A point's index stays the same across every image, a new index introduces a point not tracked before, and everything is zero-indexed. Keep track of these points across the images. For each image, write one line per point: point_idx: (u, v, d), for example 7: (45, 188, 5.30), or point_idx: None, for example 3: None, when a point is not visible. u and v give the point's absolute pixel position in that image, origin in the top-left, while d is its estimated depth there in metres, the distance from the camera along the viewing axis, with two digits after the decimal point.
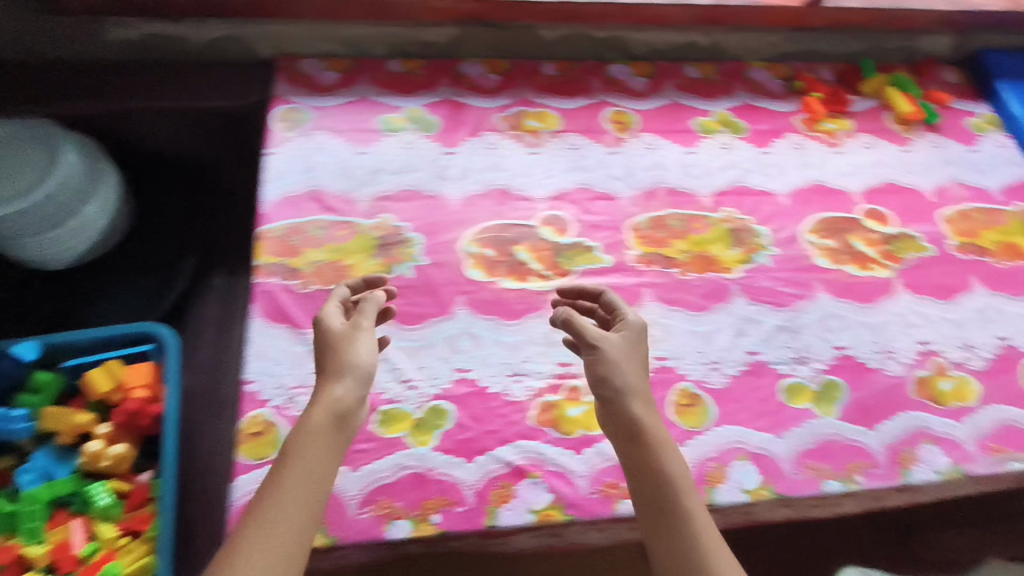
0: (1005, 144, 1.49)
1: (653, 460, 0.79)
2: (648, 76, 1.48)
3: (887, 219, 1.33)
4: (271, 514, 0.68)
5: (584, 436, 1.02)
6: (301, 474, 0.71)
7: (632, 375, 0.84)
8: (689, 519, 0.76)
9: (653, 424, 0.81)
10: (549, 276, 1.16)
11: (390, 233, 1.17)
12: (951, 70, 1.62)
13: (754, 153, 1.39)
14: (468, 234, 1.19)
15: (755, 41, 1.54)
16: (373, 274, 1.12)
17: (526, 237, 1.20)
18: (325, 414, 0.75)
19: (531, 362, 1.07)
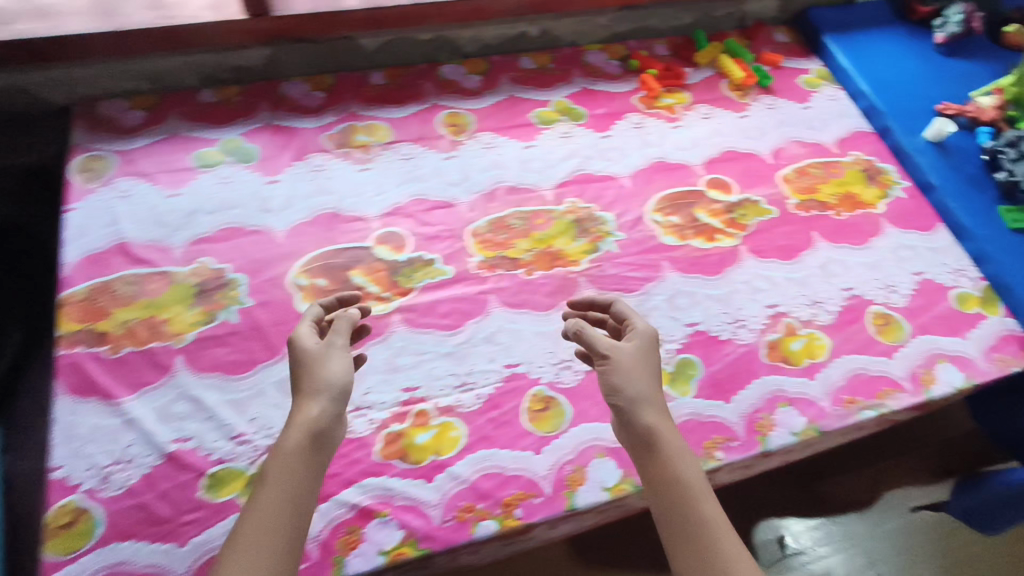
0: (835, 98, 1.55)
1: (669, 466, 0.77)
2: (481, 72, 1.45)
3: (728, 187, 1.36)
4: (240, 545, 0.67)
5: (434, 462, 0.97)
6: (275, 500, 0.70)
7: (642, 383, 0.82)
8: (705, 528, 0.72)
9: (665, 431, 0.79)
10: (388, 297, 1.11)
11: (210, 278, 1.09)
12: (782, 31, 1.66)
13: (594, 139, 1.39)
14: (297, 266, 1.13)
15: (588, 25, 1.51)
16: (193, 327, 1.04)
17: (360, 260, 1.15)
18: (299, 438, 0.75)
19: (373, 393, 1.02)
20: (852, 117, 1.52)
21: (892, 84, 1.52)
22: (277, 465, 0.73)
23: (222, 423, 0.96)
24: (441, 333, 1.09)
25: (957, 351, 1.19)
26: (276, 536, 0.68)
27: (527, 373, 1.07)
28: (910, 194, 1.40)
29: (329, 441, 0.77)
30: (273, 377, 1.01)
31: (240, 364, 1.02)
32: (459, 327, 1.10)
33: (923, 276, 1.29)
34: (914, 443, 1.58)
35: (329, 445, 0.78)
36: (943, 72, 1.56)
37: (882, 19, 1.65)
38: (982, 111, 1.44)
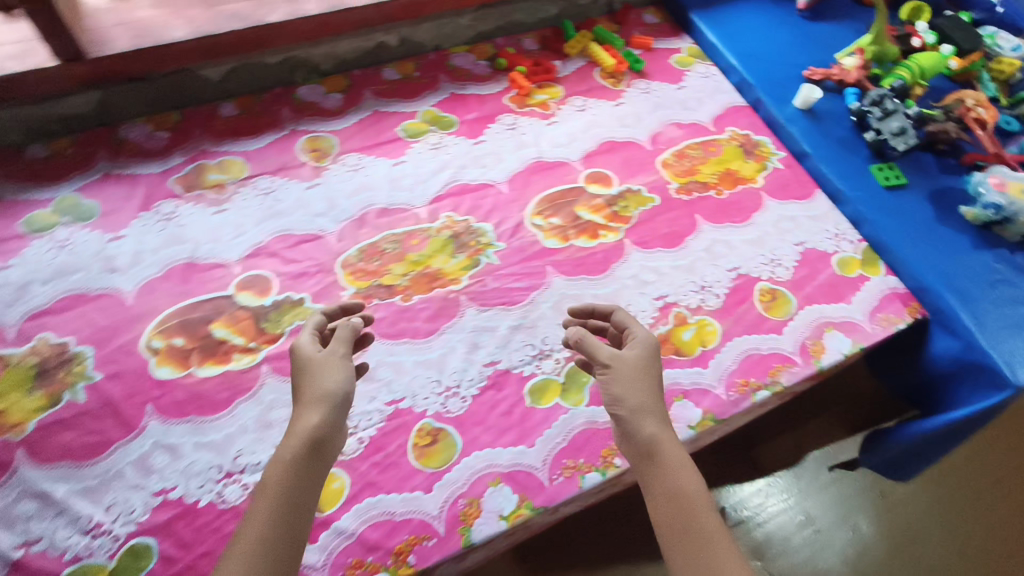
0: (707, 75, 1.54)
1: (670, 474, 0.76)
2: (342, 90, 1.37)
3: (608, 180, 1.33)
4: (236, 543, 0.66)
5: (317, 520, 0.90)
6: (273, 500, 0.69)
7: (641, 394, 0.83)
8: (704, 536, 0.71)
9: (666, 440, 0.79)
10: (254, 348, 1.04)
11: (51, 355, 1.00)
12: (650, 13, 1.64)
13: (466, 147, 1.34)
14: (150, 328, 1.04)
15: (449, 27, 1.44)
16: (32, 414, 0.94)
17: (221, 311, 1.07)
18: (299, 443, 0.74)
19: (245, 454, 0.94)
20: (725, 92, 1.52)
21: (760, 55, 1.52)
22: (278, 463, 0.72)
23: (75, 516, 0.87)
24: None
25: (843, 317, 1.21)
26: (271, 537, 0.67)
27: (412, 407, 1.02)
28: (787, 165, 1.42)
29: (329, 446, 0.77)
30: (130, 456, 0.93)
31: (92, 446, 0.93)
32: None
33: (805, 246, 1.30)
34: (836, 402, 1.59)
35: (329, 452, 0.77)
36: (809, 37, 1.57)
37: None
38: (846, 73, 1.46)
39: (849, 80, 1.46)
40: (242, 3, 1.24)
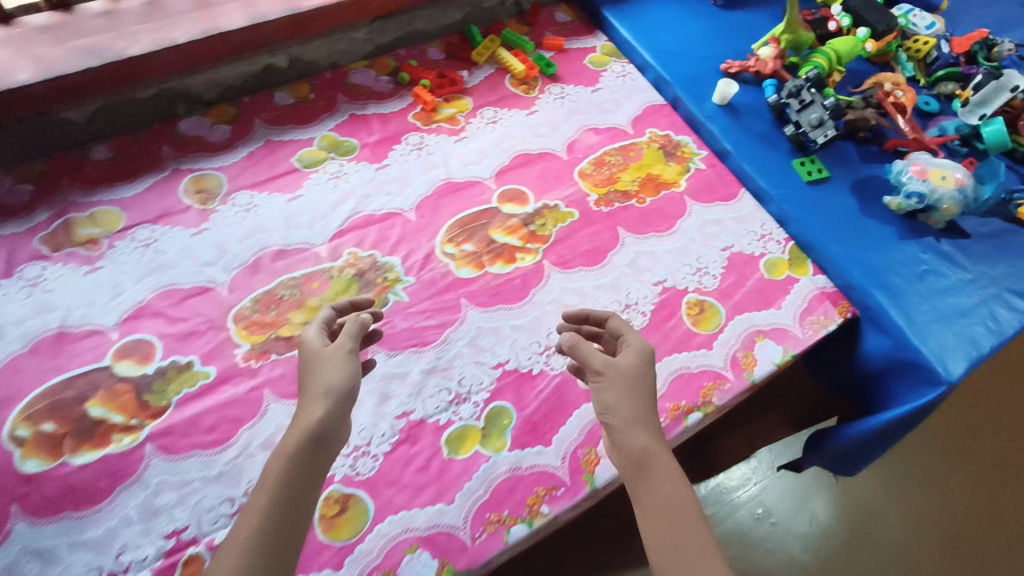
0: (624, 74, 1.47)
1: (660, 487, 0.76)
2: (229, 120, 1.26)
3: (524, 197, 1.25)
4: (235, 532, 0.69)
5: None
6: (274, 491, 0.72)
7: (634, 406, 0.82)
8: (690, 551, 0.70)
9: (658, 454, 0.78)
10: (137, 425, 0.94)
11: None
12: (561, 11, 1.56)
13: (368, 174, 1.24)
14: (14, 414, 0.93)
15: (344, 43, 1.33)
16: None
17: (97, 386, 0.96)
18: (302, 439, 0.76)
19: (129, 550, 0.85)
20: (642, 92, 1.45)
21: (676, 49, 1.46)
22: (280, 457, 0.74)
23: None
24: (207, 453, 0.93)
25: (773, 324, 1.17)
26: (269, 528, 0.69)
27: None
28: (709, 165, 1.36)
29: (333, 442, 0.78)
30: None
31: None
32: (229, 440, 0.95)
33: (732, 250, 1.26)
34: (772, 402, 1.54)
35: (334, 448, 0.79)
36: (725, 27, 1.52)
37: None
38: (763, 64, 1.41)
39: (767, 71, 1.41)
40: (100, 35, 1.11)
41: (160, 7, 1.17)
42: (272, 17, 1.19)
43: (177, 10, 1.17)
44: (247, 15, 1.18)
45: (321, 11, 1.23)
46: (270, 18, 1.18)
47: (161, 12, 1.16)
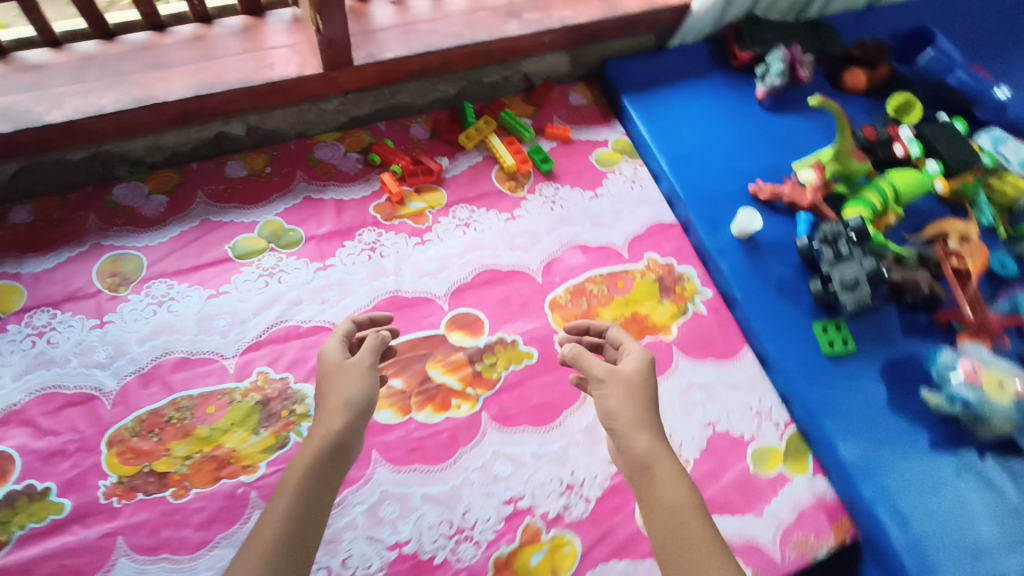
0: (633, 178, 1.26)
1: (663, 495, 0.71)
2: (169, 190, 1.13)
3: (478, 326, 1.07)
4: (254, 536, 0.69)
5: None
6: (292, 492, 0.72)
7: (639, 412, 0.78)
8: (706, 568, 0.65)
9: (664, 458, 0.74)
10: None
11: None
12: (576, 91, 1.35)
13: (305, 275, 1.09)
14: None
15: (312, 113, 1.18)
16: None
17: None
18: (318, 450, 0.77)
19: None
20: (651, 204, 1.24)
21: (699, 158, 1.24)
22: (298, 465, 0.75)
23: None
24: None
25: (744, 537, 0.94)
26: (286, 532, 0.69)
27: None
28: (712, 310, 1.14)
29: (347, 451, 0.79)
30: None
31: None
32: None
33: (716, 427, 1.03)
34: None
35: (348, 459, 0.79)
36: (765, 136, 1.28)
37: (698, 67, 1.36)
38: (799, 193, 1.17)
39: (803, 203, 1.17)
40: (20, 95, 0.98)
41: (97, 62, 1.03)
42: (218, 89, 1.02)
43: (115, 69, 1.02)
44: (191, 83, 1.02)
45: (278, 84, 1.05)
46: (216, 90, 1.02)
47: (97, 70, 1.02)
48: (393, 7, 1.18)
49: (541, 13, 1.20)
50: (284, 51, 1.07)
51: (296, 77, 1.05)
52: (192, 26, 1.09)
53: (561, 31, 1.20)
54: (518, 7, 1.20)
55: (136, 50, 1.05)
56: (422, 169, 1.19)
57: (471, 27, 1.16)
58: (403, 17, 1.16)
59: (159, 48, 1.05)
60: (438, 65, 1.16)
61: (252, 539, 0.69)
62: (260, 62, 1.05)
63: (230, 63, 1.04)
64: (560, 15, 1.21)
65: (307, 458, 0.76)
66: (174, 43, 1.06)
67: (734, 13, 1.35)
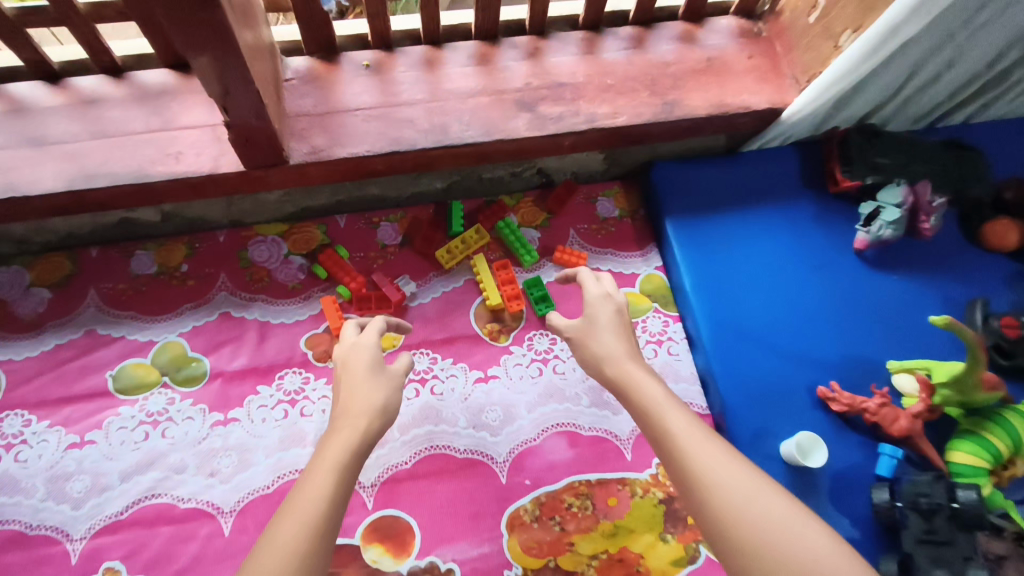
0: (660, 339, 0.94)
1: (639, 405, 0.65)
2: (56, 282, 0.89)
3: (406, 541, 0.80)
4: (282, 521, 0.54)
5: None
6: (334, 474, 0.59)
7: (612, 342, 0.72)
8: (700, 449, 0.59)
9: (633, 375, 0.68)
10: None
11: None
12: (608, 198, 1.02)
13: (197, 431, 0.83)
14: None
15: (247, 202, 0.90)
16: None
17: None
18: (348, 445, 0.61)
19: None
20: (676, 381, 0.91)
21: (753, 328, 0.92)
22: (338, 448, 0.61)
23: None
24: None
25: None
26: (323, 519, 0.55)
27: None
28: None
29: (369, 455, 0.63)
30: None
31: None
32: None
33: None
34: None
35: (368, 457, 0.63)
36: (853, 304, 0.93)
37: (780, 183, 0.99)
38: (886, 415, 0.83)
39: (892, 431, 0.83)
40: None
41: None
42: (98, 183, 0.76)
43: None
44: (64, 172, 0.76)
45: (183, 181, 0.77)
46: (96, 185, 0.75)
47: None
48: (365, 76, 0.86)
49: (568, 104, 0.87)
50: (200, 134, 0.79)
51: (207, 175, 0.77)
52: (96, 80, 0.82)
53: (591, 134, 0.87)
54: (535, 93, 0.87)
55: (12, 110, 0.79)
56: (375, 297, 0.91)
57: (464, 118, 0.84)
58: (375, 91, 0.85)
59: (39, 112, 0.79)
60: (411, 166, 0.86)
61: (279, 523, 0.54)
62: (163, 148, 0.78)
63: (122, 149, 0.77)
64: (592, 110, 0.87)
65: (347, 445, 0.61)
66: (62, 105, 0.80)
67: (843, 116, 0.97)
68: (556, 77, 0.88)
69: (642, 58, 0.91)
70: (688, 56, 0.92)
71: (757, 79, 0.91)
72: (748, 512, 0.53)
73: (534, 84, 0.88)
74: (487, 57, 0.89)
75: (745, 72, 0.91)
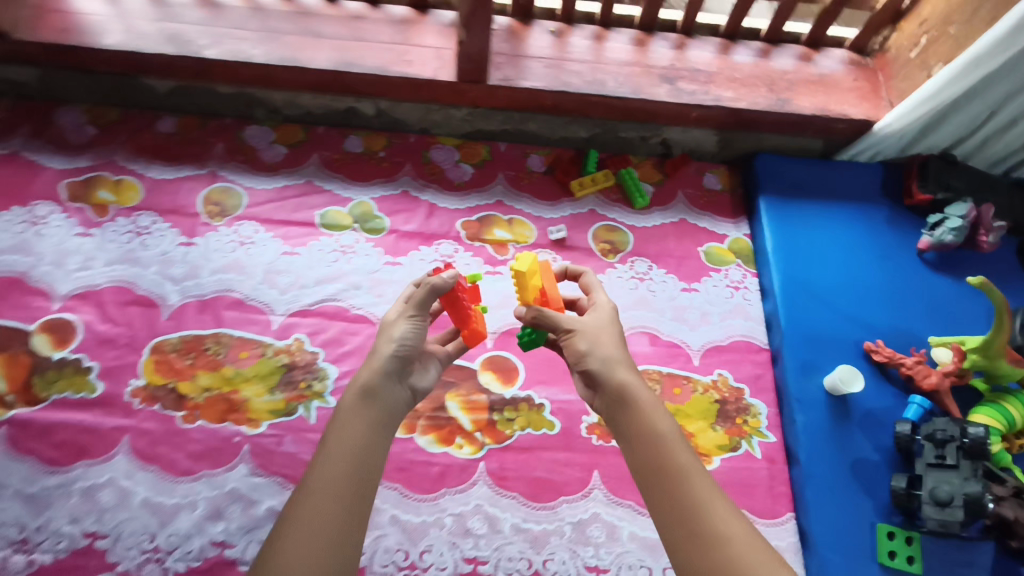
0: (737, 285, 1.14)
1: (646, 426, 0.66)
2: (292, 144, 1.19)
3: (512, 376, 1.03)
4: (310, 498, 0.60)
5: None
6: (350, 436, 0.65)
7: (611, 349, 0.73)
8: (708, 506, 0.60)
9: (636, 392, 0.69)
10: (8, 401, 0.93)
11: None
12: (714, 174, 1.25)
13: (374, 264, 1.09)
14: None
15: (439, 115, 1.19)
16: None
17: (9, 345, 0.98)
18: (360, 417, 0.67)
19: None
20: (744, 319, 1.11)
21: (819, 292, 1.11)
22: (356, 418, 0.67)
23: None
24: (38, 469, 0.89)
25: None
26: (344, 487, 0.61)
27: (105, 552, 0.85)
28: (767, 458, 1.00)
29: (384, 409, 0.69)
30: None
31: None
32: (64, 465, 0.90)
33: None
34: None
35: (385, 408, 0.69)
36: (907, 292, 1.11)
37: (857, 190, 1.20)
38: (919, 370, 1.00)
39: (923, 384, 1.00)
40: (194, 26, 1.09)
41: (262, 14, 1.12)
42: (352, 70, 1.07)
43: (272, 27, 1.10)
44: (331, 57, 1.08)
45: (408, 81, 1.08)
46: (350, 71, 1.07)
47: (259, 22, 1.11)
48: (549, 37, 1.15)
49: (698, 85, 1.13)
50: (427, 51, 1.10)
51: (428, 80, 1.07)
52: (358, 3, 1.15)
53: (711, 110, 1.11)
54: (676, 73, 1.14)
55: (305, 12, 1.13)
56: (446, 303, 0.81)
57: (619, 80, 1.12)
58: (556, 49, 1.14)
59: (322, 18, 1.12)
60: (571, 107, 1.13)
61: (303, 498, 0.60)
62: (398, 56, 1.09)
63: (370, 50, 1.09)
64: (719, 93, 1.12)
65: (361, 415, 0.67)
66: (335, 15, 1.13)
67: (926, 144, 1.17)
68: (695, 65, 1.15)
69: (765, 64, 1.17)
70: (804, 70, 1.17)
71: (857, 96, 1.15)
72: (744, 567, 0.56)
73: (677, 66, 1.15)
74: (643, 42, 1.18)
75: (850, 89, 1.15)
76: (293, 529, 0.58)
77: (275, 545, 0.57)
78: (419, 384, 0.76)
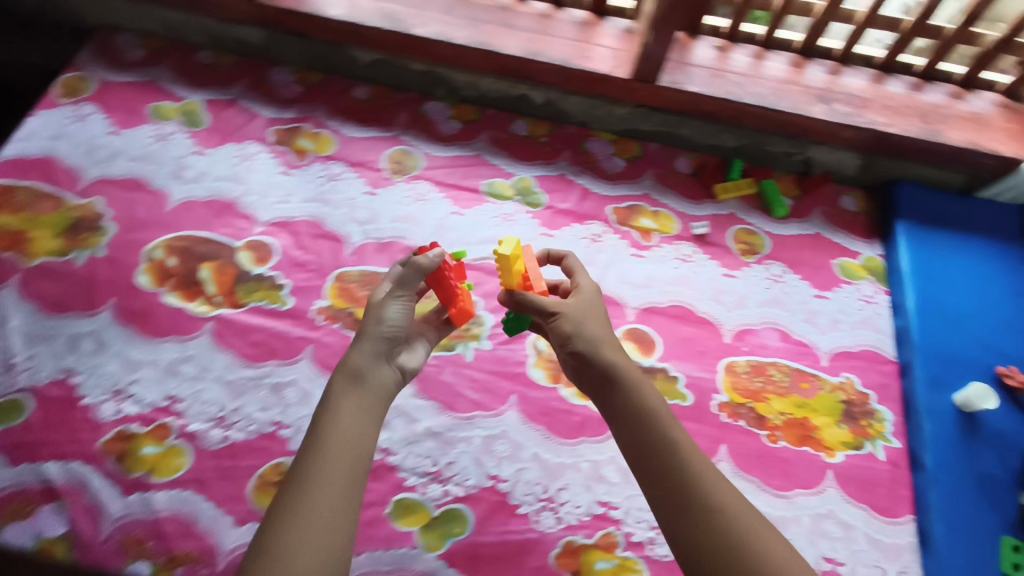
0: (869, 299, 1.19)
1: (640, 405, 0.73)
2: (466, 121, 1.33)
3: (650, 347, 1.10)
4: (305, 483, 0.63)
5: (138, 479, 0.93)
6: (338, 418, 0.68)
7: (600, 329, 0.80)
8: (707, 477, 0.67)
9: (627, 369, 0.75)
10: (216, 302, 1.08)
11: (89, 217, 1.14)
12: (852, 197, 1.31)
13: (530, 232, 1.20)
14: (164, 238, 1.14)
15: (602, 110, 1.30)
16: (46, 252, 1.10)
17: (219, 255, 1.13)
18: (351, 397, 0.70)
19: (140, 385, 1.00)
20: (874, 331, 1.15)
21: (952, 315, 1.14)
22: (347, 400, 0.70)
23: (4, 348, 1.01)
24: (238, 362, 1.03)
25: None
26: (335, 472, 0.64)
27: (286, 440, 0.97)
28: (891, 461, 1.02)
29: (373, 391, 0.72)
30: (73, 329, 1.04)
31: (55, 304, 1.06)
32: (259, 361, 1.03)
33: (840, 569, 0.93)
34: None
35: (375, 387, 0.73)
36: None
37: (995, 228, 1.24)
38: None
39: None
40: (407, 9, 1.27)
41: (465, 6, 1.29)
42: (540, 59, 1.22)
43: (474, 17, 1.27)
44: (522, 47, 1.23)
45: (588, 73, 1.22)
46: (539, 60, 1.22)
47: (462, 10, 1.28)
48: (716, 51, 1.27)
49: (851, 108, 1.22)
50: (606, 51, 1.24)
51: (606, 75, 1.21)
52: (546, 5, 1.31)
53: (862, 131, 1.20)
54: (831, 94, 1.23)
55: (501, 7, 1.30)
56: (433, 282, 0.89)
57: (777, 94, 1.22)
58: (720, 62, 1.25)
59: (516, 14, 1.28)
60: (730, 114, 1.23)
61: (298, 483, 0.63)
62: (581, 52, 1.23)
63: (557, 44, 1.24)
64: (870, 117, 1.21)
65: (349, 399, 0.70)
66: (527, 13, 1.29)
67: None
68: (850, 89, 1.24)
69: (916, 97, 1.25)
70: (953, 106, 1.24)
71: (1005, 136, 1.22)
72: (742, 526, 0.63)
73: (832, 89, 1.24)
74: (801, 65, 1.27)
75: (999, 129, 1.22)
76: (289, 514, 0.61)
77: (279, 526, 0.60)
78: (409, 363, 0.81)
